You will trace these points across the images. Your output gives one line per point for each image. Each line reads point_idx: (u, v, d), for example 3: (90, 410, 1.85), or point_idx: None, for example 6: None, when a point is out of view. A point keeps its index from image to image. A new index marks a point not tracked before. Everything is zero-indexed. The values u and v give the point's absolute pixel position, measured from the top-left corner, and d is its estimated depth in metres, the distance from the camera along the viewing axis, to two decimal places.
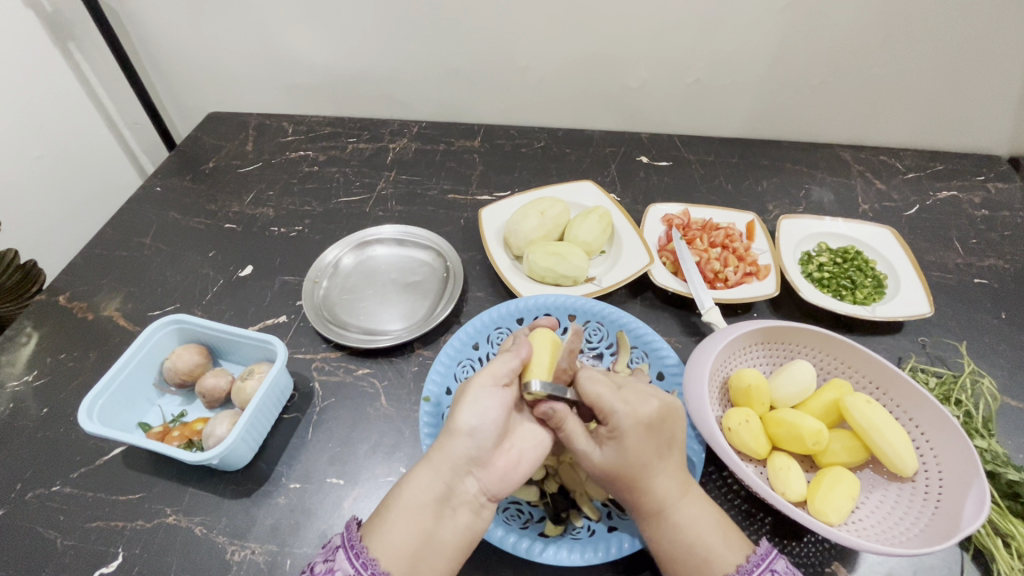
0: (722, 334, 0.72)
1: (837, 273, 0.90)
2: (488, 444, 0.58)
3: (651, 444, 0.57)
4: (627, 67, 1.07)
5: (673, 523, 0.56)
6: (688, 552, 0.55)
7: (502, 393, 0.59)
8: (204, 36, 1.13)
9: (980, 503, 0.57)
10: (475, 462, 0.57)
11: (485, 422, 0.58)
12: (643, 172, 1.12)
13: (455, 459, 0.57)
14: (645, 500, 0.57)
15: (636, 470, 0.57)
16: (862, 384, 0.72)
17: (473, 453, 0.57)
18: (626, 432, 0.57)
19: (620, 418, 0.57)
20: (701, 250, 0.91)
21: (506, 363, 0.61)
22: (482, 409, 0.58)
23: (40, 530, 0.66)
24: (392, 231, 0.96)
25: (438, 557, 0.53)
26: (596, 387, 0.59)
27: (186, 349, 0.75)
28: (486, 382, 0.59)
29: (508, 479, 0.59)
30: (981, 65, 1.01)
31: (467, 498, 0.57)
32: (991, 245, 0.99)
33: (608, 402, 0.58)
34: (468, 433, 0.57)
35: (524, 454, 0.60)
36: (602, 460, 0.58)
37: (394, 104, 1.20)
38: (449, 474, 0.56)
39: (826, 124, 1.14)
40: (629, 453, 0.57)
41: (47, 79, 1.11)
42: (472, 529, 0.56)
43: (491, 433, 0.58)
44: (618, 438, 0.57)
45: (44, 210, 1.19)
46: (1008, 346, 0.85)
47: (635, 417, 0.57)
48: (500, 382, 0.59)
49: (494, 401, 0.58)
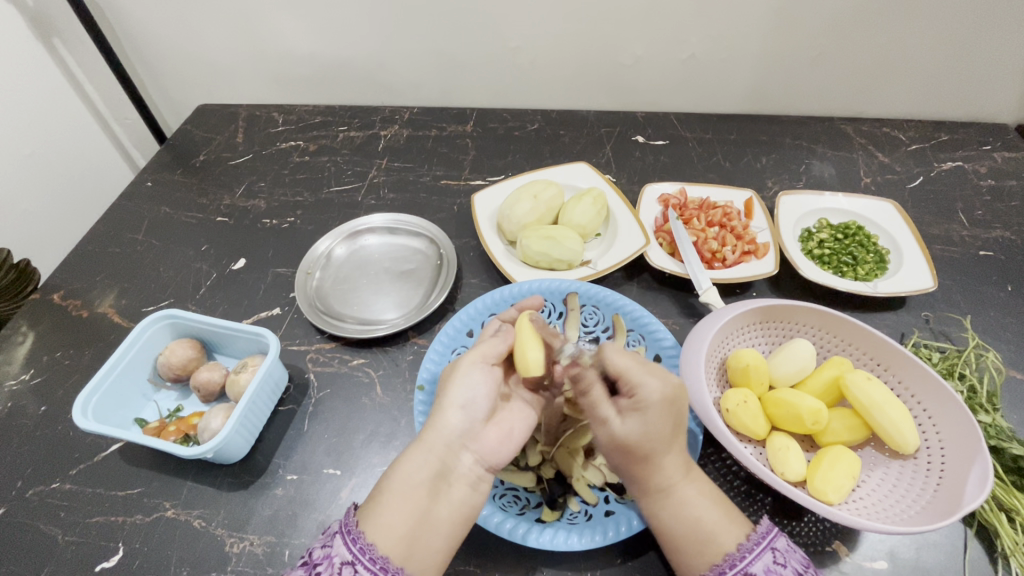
0: (718, 314, 0.71)
1: (837, 249, 0.88)
2: (480, 417, 0.59)
3: (671, 420, 0.56)
4: (621, 44, 1.05)
5: (679, 499, 0.55)
6: (692, 529, 0.54)
7: (492, 370, 0.62)
8: (189, 26, 1.11)
9: (983, 479, 0.56)
10: (467, 436, 0.58)
11: (476, 395, 0.59)
12: (639, 151, 1.10)
13: (447, 435, 0.57)
14: (658, 475, 0.56)
15: (654, 443, 0.56)
16: (862, 360, 0.70)
17: (466, 427, 0.58)
18: (650, 406, 0.56)
19: (648, 390, 0.56)
20: (698, 229, 0.89)
21: (496, 345, 0.64)
22: (475, 383, 0.60)
23: (42, 527, 0.67)
24: (383, 219, 0.95)
25: (435, 535, 0.52)
26: (621, 360, 0.58)
27: (179, 344, 0.75)
28: (476, 359, 0.61)
29: (503, 449, 0.59)
30: (988, 31, 0.97)
31: (462, 473, 0.56)
32: (998, 216, 0.97)
33: (636, 375, 0.57)
34: (461, 408, 0.58)
35: (514, 426, 0.62)
36: (619, 430, 0.57)
37: (385, 90, 1.19)
38: (442, 450, 0.56)
39: (827, 96, 1.11)
40: (650, 427, 0.55)
41: (31, 77, 1.10)
42: (468, 504, 0.55)
43: (482, 406, 0.60)
44: (642, 410, 0.56)
45: (36, 209, 1.19)
46: (1015, 318, 0.83)
47: (663, 393, 0.56)
48: (489, 361, 0.62)
49: (483, 376, 0.61)
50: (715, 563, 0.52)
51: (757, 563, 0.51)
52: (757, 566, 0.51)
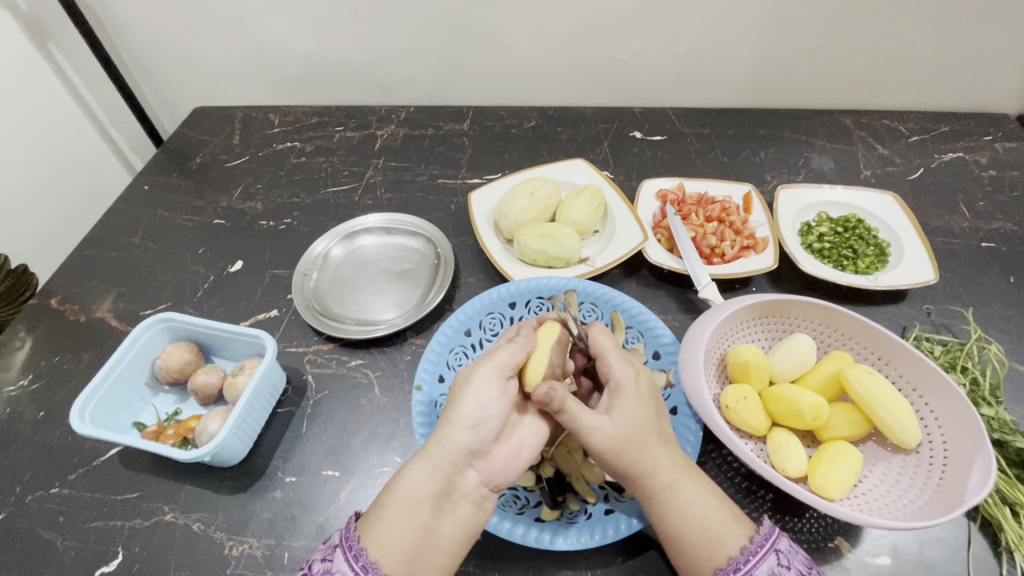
0: (718, 309, 0.70)
1: (837, 243, 0.87)
2: (490, 437, 0.57)
3: (654, 409, 0.58)
4: (617, 41, 1.04)
5: (683, 498, 0.55)
6: (689, 533, 0.53)
7: (507, 384, 0.58)
8: (183, 28, 1.11)
9: (986, 474, 0.55)
10: (475, 454, 0.56)
11: (488, 413, 0.57)
12: (636, 147, 1.09)
13: (454, 451, 0.55)
14: (657, 469, 0.55)
15: (647, 433, 0.56)
16: (863, 355, 0.70)
17: (475, 445, 0.56)
18: (630, 391, 0.57)
19: (623, 374, 0.58)
20: (697, 225, 0.88)
21: (513, 355, 0.59)
22: (487, 400, 0.57)
23: (41, 532, 0.67)
24: (379, 219, 0.94)
25: (438, 553, 0.52)
26: (604, 339, 0.61)
27: (176, 347, 0.75)
28: (491, 373, 0.58)
29: (510, 469, 0.58)
30: (987, 22, 0.97)
31: (466, 491, 0.56)
32: (999, 207, 0.96)
33: (613, 357, 0.59)
34: (470, 425, 0.56)
35: (525, 442, 0.60)
36: (613, 428, 0.55)
37: (380, 90, 1.18)
38: (448, 466, 0.55)
39: (826, 88, 1.10)
40: (636, 413, 0.56)
41: (28, 83, 1.11)
42: (472, 523, 0.55)
43: (494, 424, 0.57)
44: (626, 400, 0.57)
45: (33, 215, 1.19)
46: (1017, 310, 0.83)
47: (636, 379, 0.58)
48: (504, 374, 0.58)
49: (497, 392, 0.57)
50: (717, 566, 0.51)
51: (761, 566, 0.50)
52: (761, 569, 0.50)
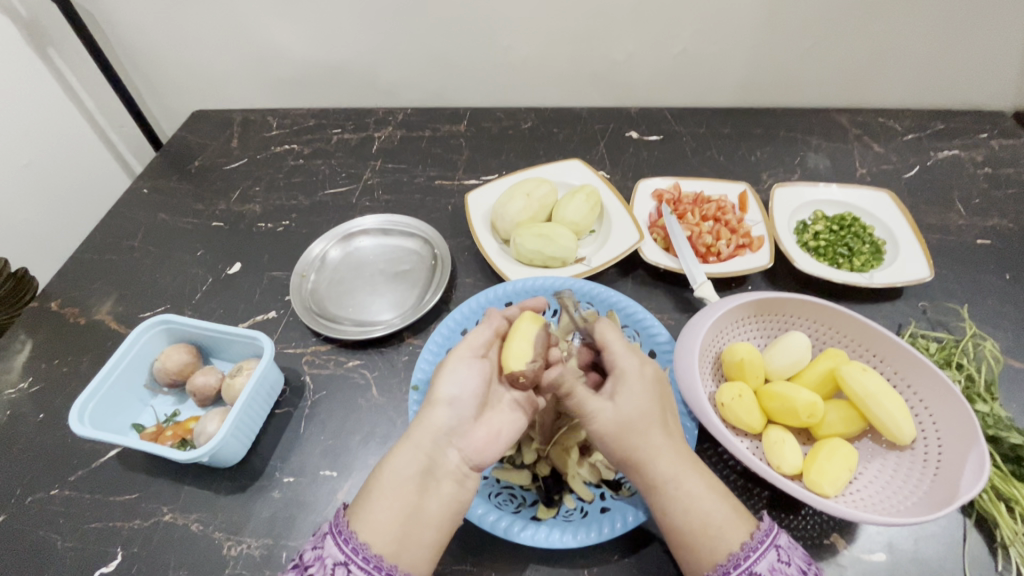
0: (712, 308, 0.70)
1: (833, 241, 0.87)
2: (468, 413, 0.59)
3: (657, 397, 0.60)
4: (612, 41, 1.05)
5: (684, 492, 0.55)
6: (701, 525, 0.53)
7: (480, 363, 0.62)
8: (181, 33, 1.12)
9: (978, 471, 0.55)
10: (454, 432, 0.57)
11: (464, 391, 0.59)
12: (632, 147, 1.09)
13: (435, 430, 0.57)
14: (656, 461, 0.56)
15: (648, 420, 0.58)
16: (859, 352, 0.70)
17: (454, 423, 0.58)
18: (635, 378, 0.60)
19: (631, 364, 0.61)
20: (692, 224, 0.88)
21: (483, 333, 0.64)
22: (461, 379, 0.60)
23: (41, 533, 0.67)
24: (375, 221, 0.95)
25: (425, 530, 0.52)
26: (611, 334, 0.63)
27: (175, 349, 0.75)
28: (465, 353, 0.62)
29: (490, 446, 0.58)
30: (980, 20, 0.97)
31: (450, 468, 0.56)
32: (995, 204, 0.96)
33: (621, 349, 0.62)
34: (448, 403, 0.58)
35: (503, 425, 0.60)
36: (615, 412, 0.58)
37: (378, 93, 1.19)
38: (429, 445, 0.56)
39: (822, 87, 1.11)
40: (640, 400, 0.58)
41: (29, 89, 1.12)
42: (457, 500, 0.55)
43: (470, 403, 0.59)
44: (630, 386, 0.59)
45: (34, 219, 1.20)
46: (1012, 307, 0.83)
47: (642, 368, 0.61)
48: (477, 353, 0.62)
49: (472, 370, 0.61)
50: (718, 564, 0.51)
51: (761, 563, 0.50)
52: (762, 565, 0.50)
